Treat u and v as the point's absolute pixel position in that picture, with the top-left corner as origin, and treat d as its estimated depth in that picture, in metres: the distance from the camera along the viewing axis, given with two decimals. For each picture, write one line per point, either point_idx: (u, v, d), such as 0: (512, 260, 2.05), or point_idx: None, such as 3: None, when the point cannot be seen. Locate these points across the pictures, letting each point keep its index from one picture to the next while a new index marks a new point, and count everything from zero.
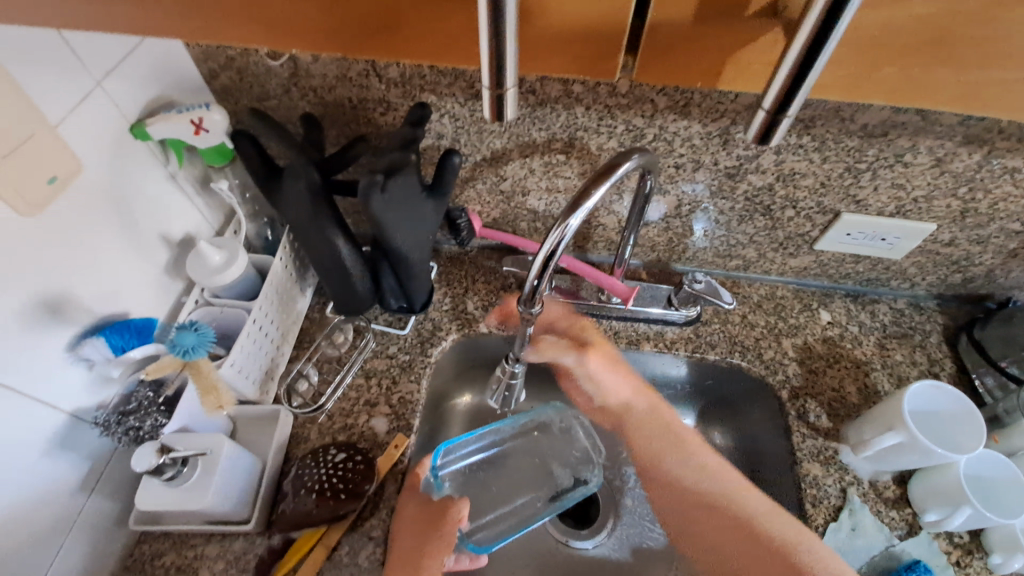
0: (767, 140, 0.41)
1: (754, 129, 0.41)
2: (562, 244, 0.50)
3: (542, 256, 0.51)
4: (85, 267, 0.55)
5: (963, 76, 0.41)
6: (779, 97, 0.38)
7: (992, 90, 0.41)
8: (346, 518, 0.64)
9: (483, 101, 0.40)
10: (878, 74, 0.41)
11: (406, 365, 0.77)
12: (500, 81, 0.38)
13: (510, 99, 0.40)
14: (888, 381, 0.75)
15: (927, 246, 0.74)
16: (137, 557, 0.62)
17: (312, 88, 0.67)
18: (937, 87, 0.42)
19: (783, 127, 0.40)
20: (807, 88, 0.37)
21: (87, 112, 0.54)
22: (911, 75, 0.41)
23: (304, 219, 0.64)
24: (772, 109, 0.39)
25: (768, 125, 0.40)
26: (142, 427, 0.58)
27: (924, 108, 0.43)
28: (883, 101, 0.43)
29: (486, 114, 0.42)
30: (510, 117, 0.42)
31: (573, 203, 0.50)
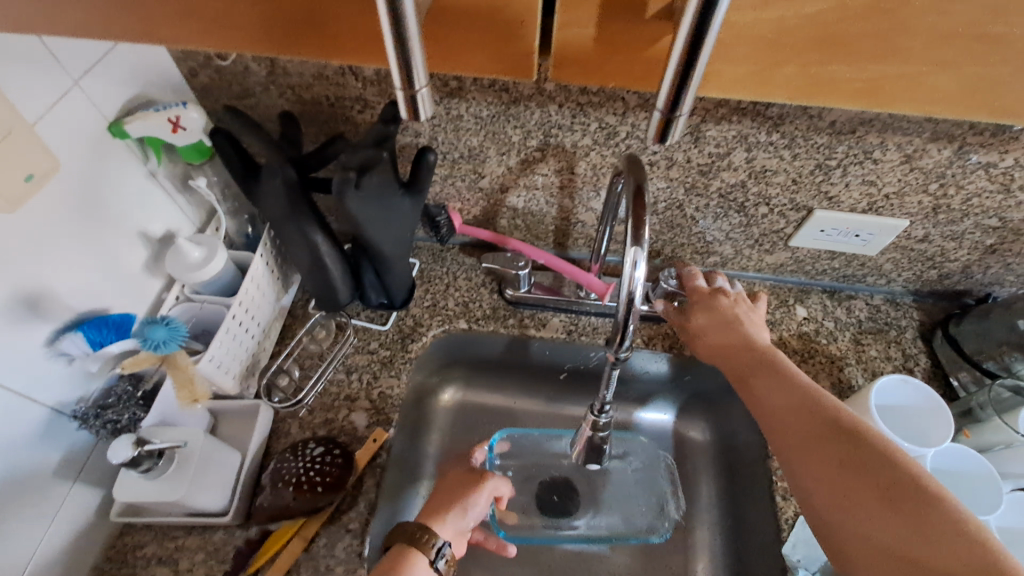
0: (666, 138, 0.41)
1: (653, 129, 0.41)
2: (641, 283, 0.50)
3: (626, 305, 0.51)
4: (63, 263, 0.56)
5: (866, 74, 0.41)
6: (668, 99, 0.38)
7: (902, 86, 0.42)
8: (324, 510, 0.65)
9: (396, 100, 0.40)
10: (784, 69, 0.42)
11: (387, 360, 0.78)
12: (408, 80, 0.38)
13: (422, 99, 0.39)
14: (862, 376, 0.76)
15: (901, 242, 0.74)
16: (119, 548, 0.64)
17: (291, 86, 0.68)
18: (841, 86, 0.42)
19: (680, 125, 0.40)
20: (695, 89, 0.37)
21: (65, 111, 0.55)
22: (815, 74, 0.41)
23: (281, 216, 0.64)
24: (665, 110, 0.39)
25: (664, 125, 0.40)
26: (120, 420, 0.61)
27: (832, 105, 0.43)
28: (786, 99, 0.44)
29: (402, 114, 0.41)
30: (426, 115, 0.41)
31: (634, 237, 0.49)
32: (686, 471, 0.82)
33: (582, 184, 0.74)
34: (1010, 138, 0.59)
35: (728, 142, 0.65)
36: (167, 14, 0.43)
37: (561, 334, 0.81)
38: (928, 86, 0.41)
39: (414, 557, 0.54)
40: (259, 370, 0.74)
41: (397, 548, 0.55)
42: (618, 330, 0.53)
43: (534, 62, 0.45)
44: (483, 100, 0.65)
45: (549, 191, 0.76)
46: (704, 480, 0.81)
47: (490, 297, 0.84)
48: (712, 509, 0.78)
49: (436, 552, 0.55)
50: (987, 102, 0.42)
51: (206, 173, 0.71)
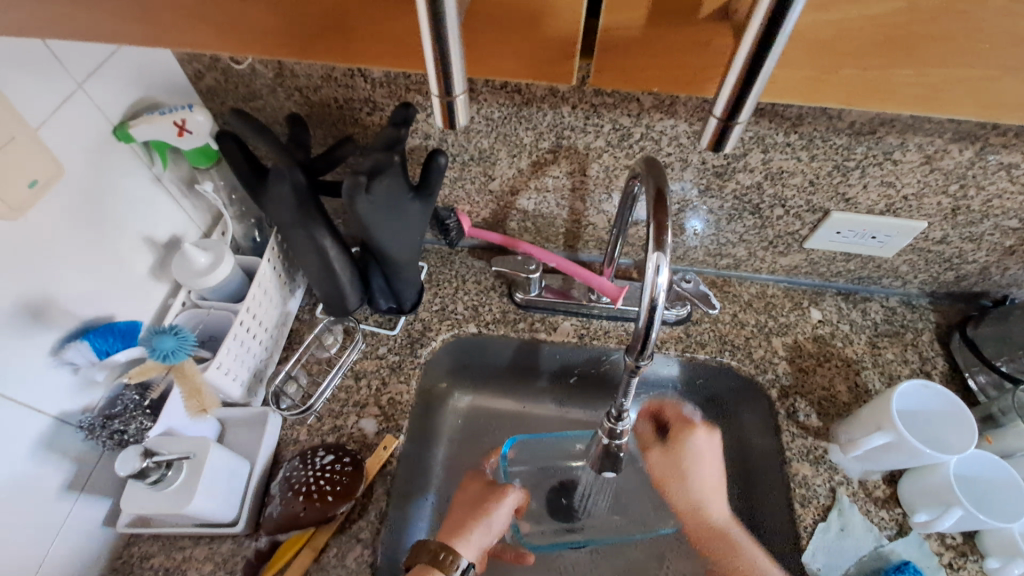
0: (720, 148, 0.40)
1: (706, 137, 0.39)
2: (664, 290, 0.49)
3: (648, 313, 0.50)
4: (68, 270, 0.55)
5: (925, 78, 0.40)
6: (728, 105, 0.36)
7: (967, 88, 0.40)
8: (334, 520, 0.64)
9: (434, 108, 0.39)
10: (841, 74, 0.40)
11: (396, 366, 0.76)
12: (447, 87, 0.37)
13: (460, 105, 0.38)
14: (879, 380, 0.75)
15: (918, 244, 0.73)
16: (126, 560, 0.63)
17: (298, 88, 0.66)
18: (898, 89, 0.41)
19: (736, 133, 0.39)
20: (757, 94, 0.35)
21: (69, 115, 0.54)
22: (875, 78, 0.40)
23: (289, 221, 0.63)
24: (723, 116, 0.37)
25: (719, 132, 0.38)
26: (127, 431, 0.58)
27: (886, 109, 0.42)
28: (842, 104, 0.42)
29: (439, 121, 0.40)
30: (462, 122, 0.40)
31: (656, 243, 0.48)
32: None
33: (594, 186, 0.73)
34: None
35: (745, 143, 0.64)
36: (183, 16, 0.42)
37: (572, 339, 0.80)
38: (990, 90, 0.40)
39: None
40: (266, 376, 0.73)
41: (417, 565, 0.58)
42: (639, 338, 0.52)
43: (574, 67, 0.44)
44: (494, 102, 0.64)
45: (561, 193, 0.75)
46: None
47: (500, 300, 0.83)
48: None
49: (454, 566, 0.58)
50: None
51: (212, 177, 0.70)
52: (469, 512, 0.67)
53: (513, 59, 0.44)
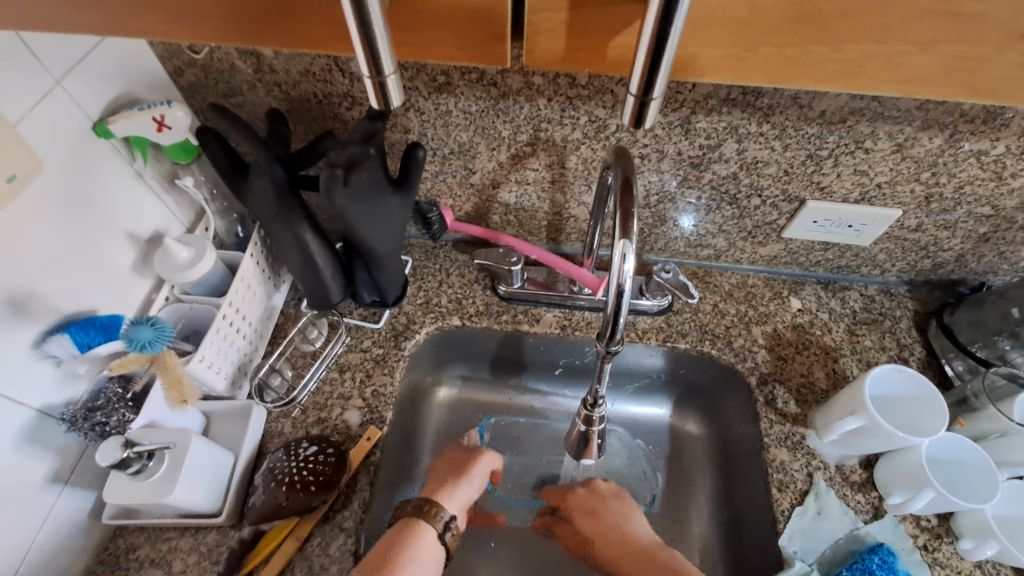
0: (641, 124, 0.41)
1: (627, 113, 0.40)
2: (631, 276, 0.50)
3: (616, 299, 0.51)
4: (48, 265, 0.56)
5: (838, 54, 0.40)
6: (642, 82, 0.37)
7: (881, 65, 0.41)
8: (317, 510, 0.64)
9: (367, 88, 0.41)
10: (760, 51, 0.41)
11: (380, 358, 0.77)
12: (376, 66, 0.38)
13: (391, 86, 0.40)
14: (857, 366, 0.76)
15: (893, 232, 0.74)
16: (113, 551, 0.63)
17: (278, 83, 0.67)
18: (815, 68, 0.41)
19: (654, 108, 0.40)
20: (666, 70, 0.36)
21: (48, 111, 0.54)
22: (792, 56, 0.41)
23: (269, 215, 0.64)
24: (639, 93, 0.38)
25: (638, 108, 0.39)
26: (108, 423, 0.59)
27: (807, 87, 0.43)
28: (766, 83, 0.43)
29: (372, 103, 0.42)
30: (397, 104, 0.42)
31: (622, 230, 0.49)
32: (682, 465, 0.82)
33: (573, 178, 0.74)
34: (1002, 125, 0.59)
35: (719, 134, 0.64)
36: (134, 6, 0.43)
37: (555, 330, 0.81)
38: (905, 66, 0.41)
39: (423, 528, 0.61)
40: (251, 370, 0.74)
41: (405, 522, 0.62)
42: (608, 324, 0.53)
43: (508, 50, 0.45)
44: (471, 95, 0.64)
45: (541, 186, 0.76)
46: (701, 474, 0.80)
47: (484, 293, 0.84)
48: (708, 504, 0.77)
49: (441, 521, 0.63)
50: (963, 79, 0.41)
51: (194, 173, 0.70)
52: (454, 472, 0.70)
53: (450, 44, 0.45)
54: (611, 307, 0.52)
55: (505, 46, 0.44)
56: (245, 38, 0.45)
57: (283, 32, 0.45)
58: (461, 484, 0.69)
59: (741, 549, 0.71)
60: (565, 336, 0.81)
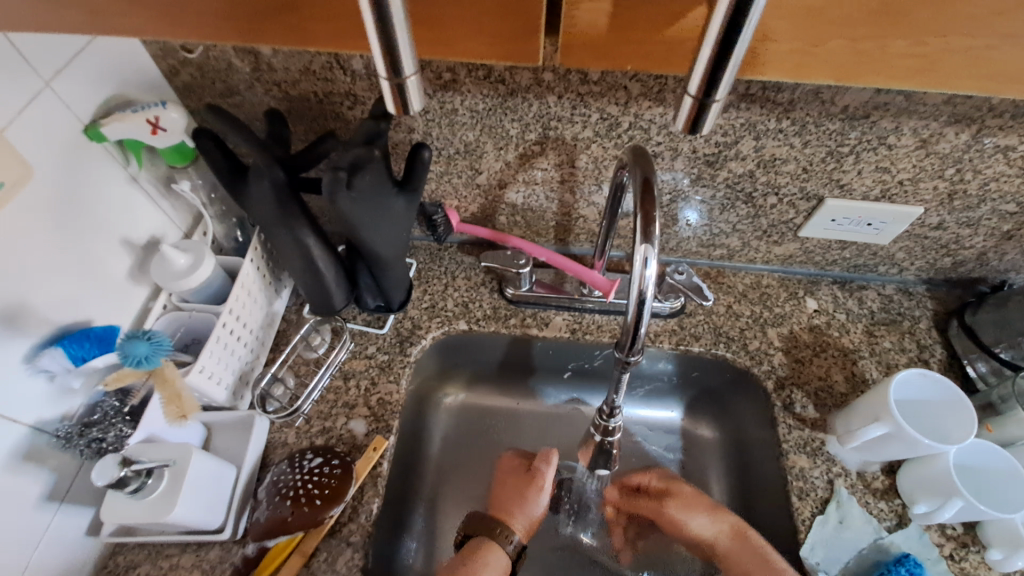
0: (698, 129, 0.38)
1: (683, 117, 0.38)
2: (653, 282, 0.48)
3: (637, 306, 0.49)
4: (39, 275, 0.53)
5: (922, 47, 0.39)
6: (703, 82, 0.35)
7: (961, 59, 0.39)
8: (324, 524, 0.62)
9: (383, 91, 0.38)
10: (827, 46, 0.39)
11: (386, 365, 0.75)
12: (395, 67, 0.35)
13: (412, 88, 0.37)
14: (876, 368, 0.74)
15: (914, 230, 0.72)
16: (112, 569, 0.61)
17: (276, 82, 0.64)
18: (890, 62, 0.40)
19: (713, 112, 0.37)
20: (733, 68, 0.34)
21: (37, 114, 0.52)
22: (865, 50, 0.39)
23: (270, 220, 0.61)
24: (698, 94, 0.36)
25: (696, 111, 0.37)
26: (105, 439, 0.58)
27: (880, 85, 0.41)
28: (832, 80, 0.41)
29: (390, 107, 0.39)
30: (417, 109, 0.39)
31: (643, 235, 0.47)
32: (696, 471, 0.79)
33: (583, 177, 0.71)
34: None
35: (736, 130, 0.62)
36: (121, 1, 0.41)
37: (565, 334, 0.78)
38: (988, 61, 0.39)
39: (491, 547, 0.63)
40: (252, 379, 0.71)
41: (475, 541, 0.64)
42: (628, 333, 0.51)
43: (540, 45, 0.42)
44: (478, 93, 0.62)
45: (550, 186, 0.73)
46: (715, 480, 0.78)
47: (490, 296, 0.81)
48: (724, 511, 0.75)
49: (506, 540, 0.64)
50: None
51: (190, 176, 0.68)
52: (514, 495, 0.70)
53: (480, 41, 0.42)
54: (632, 315, 0.49)
55: (538, 42, 0.42)
56: (245, 37, 0.43)
57: (282, 27, 0.43)
58: (524, 504, 0.69)
59: None
60: (576, 340, 0.78)
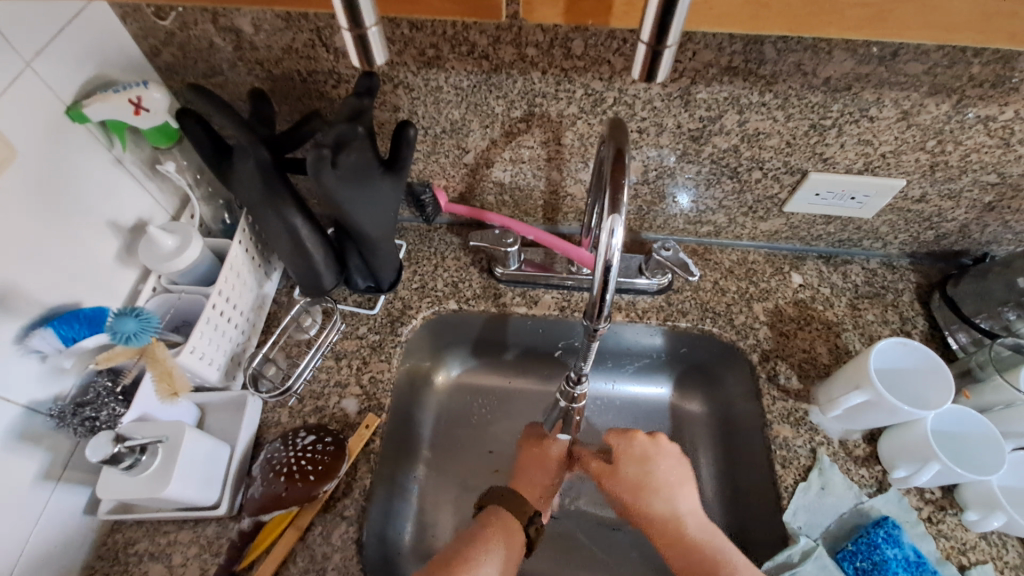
0: (652, 78, 0.39)
1: (639, 67, 0.39)
2: (619, 250, 0.48)
3: (603, 274, 0.50)
4: (25, 257, 0.54)
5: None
6: (655, 28, 0.36)
7: (915, 8, 0.41)
8: (317, 499, 0.63)
9: (348, 46, 0.39)
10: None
11: (377, 345, 0.76)
12: (354, 20, 0.36)
13: (376, 40, 0.38)
14: (860, 341, 0.75)
15: (897, 203, 0.73)
16: (110, 546, 0.62)
17: (259, 61, 0.64)
18: (845, 13, 0.42)
19: (667, 59, 0.38)
20: (682, 14, 0.35)
21: (18, 95, 0.51)
22: (814, 0, 0.41)
23: (256, 200, 0.61)
24: (651, 40, 0.36)
25: (651, 59, 0.37)
26: (98, 417, 0.58)
27: (829, 35, 0.43)
28: (782, 31, 0.44)
29: (354, 61, 0.40)
30: (381, 63, 0.40)
31: (611, 205, 0.48)
32: (685, 444, 0.81)
33: (570, 155, 0.71)
34: (1011, 89, 0.57)
35: (719, 104, 0.62)
36: None
37: (553, 312, 0.79)
38: (943, 10, 0.41)
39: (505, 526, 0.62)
40: (244, 360, 0.72)
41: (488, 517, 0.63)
42: (595, 303, 0.52)
43: (502, 5, 0.45)
44: (462, 69, 0.62)
45: (536, 164, 0.74)
46: (703, 454, 0.79)
47: (480, 276, 0.82)
48: (711, 483, 0.77)
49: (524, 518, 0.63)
50: (1002, 25, 0.42)
51: (176, 158, 0.68)
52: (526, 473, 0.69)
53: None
54: (599, 282, 0.50)
55: (499, 1, 0.45)
56: None
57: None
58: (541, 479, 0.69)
59: (745, 528, 0.70)
60: (566, 318, 0.79)
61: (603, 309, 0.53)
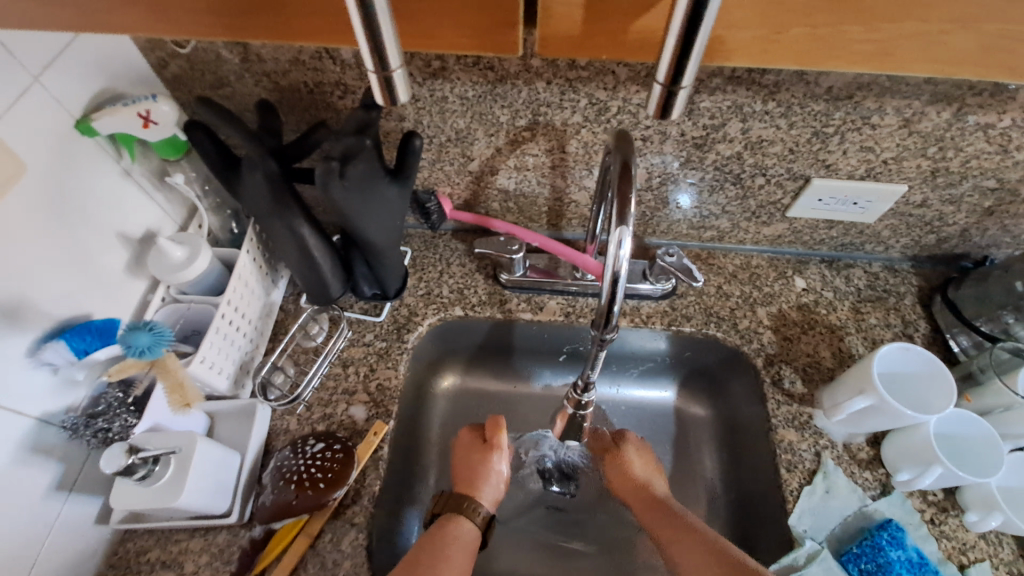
0: (666, 115, 0.40)
1: (653, 103, 0.40)
2: (627, 260, 0.49)
3: (611, 285, 0.51)
4: (36, 271, 0.54)
5: (874, 34, 0.41)
6: (669, 70, 0.36)
7: (914, 44, 0.42)
8: (327, 507, 0.64)
9: (372, 86, 0.39)
10: (788, 33, 0.42)
11: (383, 352, 0.76)
12: (381, 62, 0.37)
13: (398, 81, 0.38)
14: (862, 344, 0.75)
15: (898, 208, 0.73)
16: (122, 555, 0.63)
17: (266, 73, 0.65)
18: (851, 48, 0.42)
19: (682, 98, 0.39)
20: (700, 56, 0.35)
21: (28, 111, 0.52)
22: (823, 36, 0.42)
23: (265, 211, 0.62)
24: (665, 83, 0.37)
25: (665, 99, 0.38)
26: (111, 428, 0.58)
27: (839, 69, 0.44)
28: (794, 66, 0.44)
29: (379, 100, 0.40)
30: (404, 101, 0.40)
31: (618, 215, 0.48)
32: (689, 446, 0.82)
33: (574, 162, 0.72)
34: (1010, 98, 0.58)
35: (723, 113, 0.63)
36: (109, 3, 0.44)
37: (558, 317, 0.80)
38: (945, 45, 0.42)
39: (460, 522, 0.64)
40: (253, 368, 0.72)
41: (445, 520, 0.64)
42: (603, 312, 0.53)
43: (517, 37, 0.45)
44: (468, 80, 0.62)
45: (541, 171, 0.74)
46: (708, 457, 0.80)
47: (485, 282, 0.82)
48: (716, 487, 0.78)
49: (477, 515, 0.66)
50: (998, 60, 0.42)
51: (184, 169, 0.68)
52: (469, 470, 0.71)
53: (456, 34, 0.45)
54: (607, 295, 0.51)
55: (514, 34, 0.45)
56: (230, 32, 0.46)
57: (269, 21, 0.45)
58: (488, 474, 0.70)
59: (751, 530, 0.71)
60: (571, 324, 0.80)
61: (615, 320, 0.54)
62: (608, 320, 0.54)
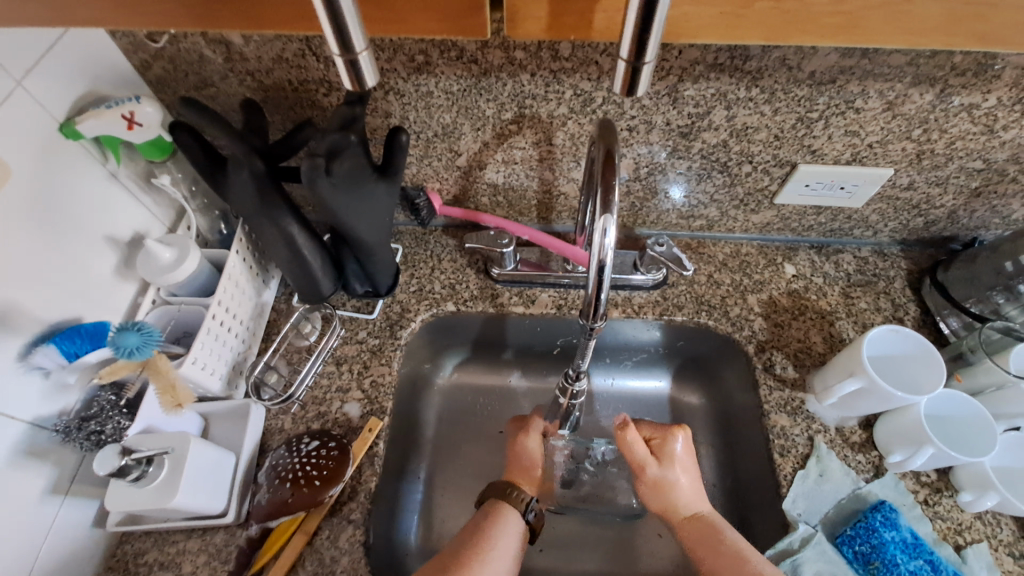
0: (634, 92, 0.40)
1: (620, 81, 0.39)
2: (613, 250, 0.49)
3: (598, 274, 0.51)
4: (22, 275, 0.54)
5: (843, 6, 0.42)
6: (633, 46, 0.36)
7: (886, 16, 0.42)
8: (323, 504, 0.64)
9: (338, 69, 0.39)
10: (755, 7, 0.42)
11: (377, 349, 0.76)
12: (345, 43, 0.37)
13: (364, 65, 0.38)
14: (853, 329, 0.76)
15: (886, 191, 0.74)
16: (120, 557, 0.63)
17: (250, 72, 0.65)
18: (820, 22, 0.43)
19: (647, 74, 0.39)
20: (660, 31, 0.35)
21: (9, 115, 0.52)
22: (792, 10, 0.42)
23: (253, 210, 0.62)
24: (632, 58, 0.37)
25: (631, 75, 0.38)
26: (104, 431, 0.59)
27: (809, 43, 0.44)
28: (763, 40, 0.45)
29: (347, 84, 0.41)
30: (372, 84, 0.40)
31: (602, 204, 0.48)
32: None
33: (561, 154, 0.72)
34: (992, 77, 0.58)
35: (707, 101, 0.63)
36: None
37: (550, 310, 0.80)
38: (911, 15, 0.42)
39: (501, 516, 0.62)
40: (246, 368, 0.72)
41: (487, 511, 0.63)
42: (591, 300, 0.53)
43: (486, 19, 0.45)
44: (452, 74, 0.62)
45: (529, 164, 0.74)
46: (702, 444, 0.80)
47: (476, 277, 0.83)
48: (712, 474, 0.78)
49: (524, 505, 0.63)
50: (971, 28, 0.43)
51: (171, 171, 0.68)
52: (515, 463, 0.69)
53: (427, 18, 0.45)
54: (594, 281, 0.51)
55: (483, 16, 0.45)
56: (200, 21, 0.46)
57: (236, 12, 0.46)
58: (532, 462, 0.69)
59: (746, 516, 0.72)
60: (563, 317, 0.80)
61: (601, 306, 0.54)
62: (592, 305, 0.54)
